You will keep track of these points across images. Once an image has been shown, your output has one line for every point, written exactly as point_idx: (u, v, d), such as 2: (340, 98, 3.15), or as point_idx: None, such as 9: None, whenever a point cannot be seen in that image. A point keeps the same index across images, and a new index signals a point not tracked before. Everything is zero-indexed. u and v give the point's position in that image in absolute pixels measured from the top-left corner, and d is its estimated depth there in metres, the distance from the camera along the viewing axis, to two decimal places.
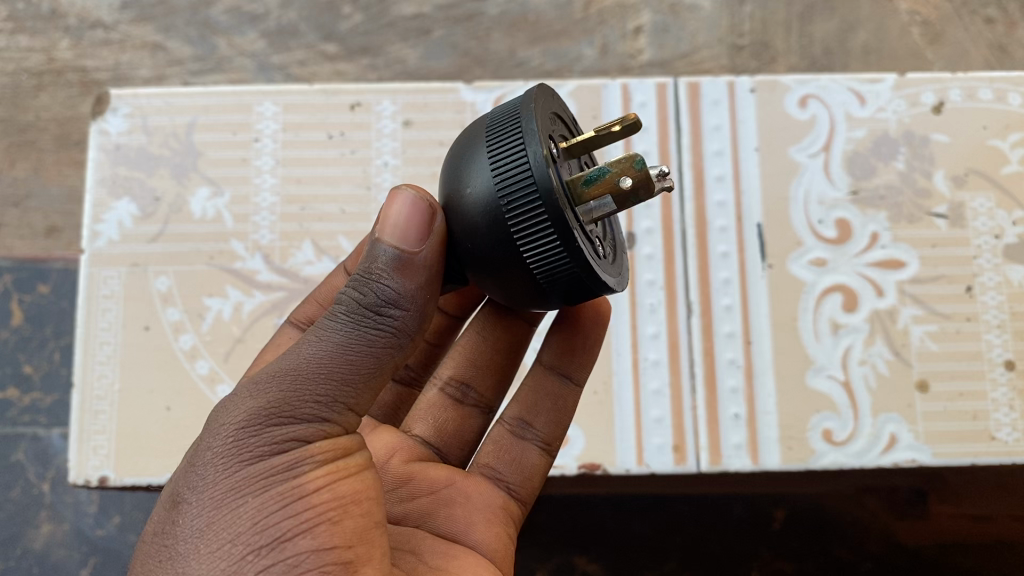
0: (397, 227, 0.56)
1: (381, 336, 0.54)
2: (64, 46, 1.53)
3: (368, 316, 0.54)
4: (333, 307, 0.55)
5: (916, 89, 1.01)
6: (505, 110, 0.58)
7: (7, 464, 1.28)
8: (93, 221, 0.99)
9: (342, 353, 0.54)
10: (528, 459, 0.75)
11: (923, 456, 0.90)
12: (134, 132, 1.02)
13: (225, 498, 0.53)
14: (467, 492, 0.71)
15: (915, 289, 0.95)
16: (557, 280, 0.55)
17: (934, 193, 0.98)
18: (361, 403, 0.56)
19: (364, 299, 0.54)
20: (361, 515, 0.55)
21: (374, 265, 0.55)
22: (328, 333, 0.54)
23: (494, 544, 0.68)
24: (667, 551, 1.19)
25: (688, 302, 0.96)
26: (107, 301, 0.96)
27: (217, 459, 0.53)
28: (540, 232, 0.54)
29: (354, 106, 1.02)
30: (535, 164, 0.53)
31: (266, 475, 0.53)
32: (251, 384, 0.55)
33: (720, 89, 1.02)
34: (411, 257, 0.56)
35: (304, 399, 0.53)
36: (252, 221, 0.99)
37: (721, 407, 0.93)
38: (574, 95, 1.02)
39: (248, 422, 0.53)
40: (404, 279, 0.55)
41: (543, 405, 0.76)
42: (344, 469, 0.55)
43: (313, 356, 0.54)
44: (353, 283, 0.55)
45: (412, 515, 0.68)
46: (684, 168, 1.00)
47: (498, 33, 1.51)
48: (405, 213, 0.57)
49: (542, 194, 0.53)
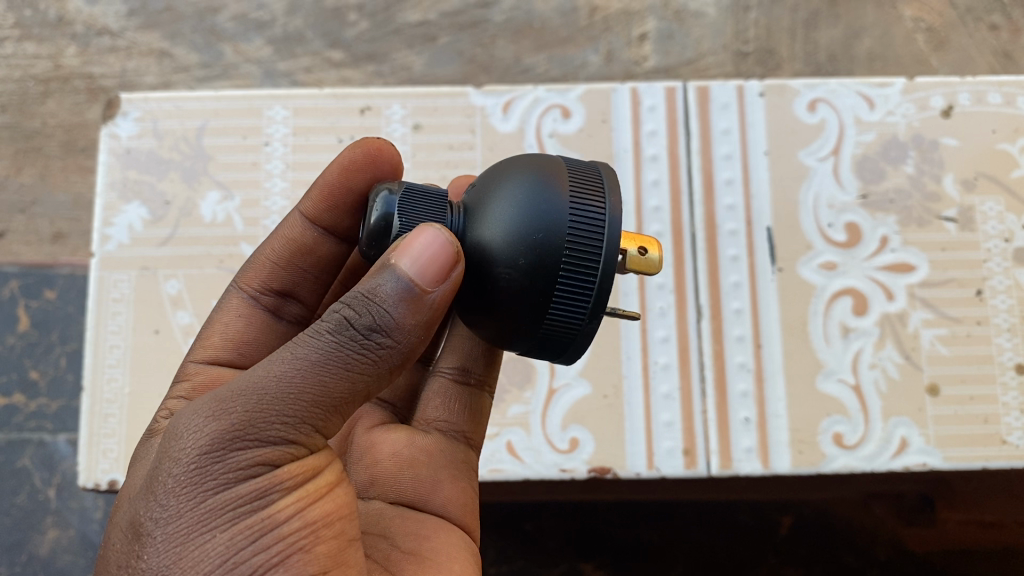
0: (417, 258, 0.55)
1: (362, 359, 0.54)
2: (71, 53, 1.53)
3: (356, 340, 0.53)
4: (325, 324, 0.54)
5: (925, 93, 1.02)
6: (585, 190, 0.58)
7: (13, 470, 1.28)
8: (104, 225, 0.99)
9: (317, 375, 0.53)
10: (475, 402, 0.75)
11: (935, 461, 0.90)
12: (144, 135, 1.02)
13: (193, 532, 0.52)
14: (429, 451, 0.71)
15: (926, 292, 0.95)
16: (543, 348, 0.59)
17: (944, 197, 0.98)
18: (330, 425, 0.55)
19: (358, 321, 0.53)
20: (333, 538, 0.55)
21: (376, 288, 0.54)
22: (306, 354, 0.53)
23: (460, 500, 0.69)
24: (673, 559, 1.19)
25: (698, 305, 0.96)
26: (117, 304, 0.96)
27: (179, 489, 0.52)
28: (571, 318, 0.57)
29: (363, 110, 1.02)
30: (597, 298, 0.56)
31: (233, 506, 0.53)
32: (212, 404, 0.53)
33: (729, 93, 1.02)
34: (421, 293, 0.54)
35: (270, 422, 0.53)
36: (263, 224, 0.99)
37: (732, 410, 0.93)
38: (583, 99, 1.02)
39: (211, 449, 0.52)
40: (401, 306, 0.54)
41: (477, 348, 0.75)
42: (313, 492, 0.55)
43: (287, 380, 0.53)
44: (350, 301, 0.54)
45: (376, 482, 0.69)
46: (693, 172, 1.00)
47: (503, 39, 1.52)
48: (430, 249, 0.55)
49: (596, 300, 0.56)
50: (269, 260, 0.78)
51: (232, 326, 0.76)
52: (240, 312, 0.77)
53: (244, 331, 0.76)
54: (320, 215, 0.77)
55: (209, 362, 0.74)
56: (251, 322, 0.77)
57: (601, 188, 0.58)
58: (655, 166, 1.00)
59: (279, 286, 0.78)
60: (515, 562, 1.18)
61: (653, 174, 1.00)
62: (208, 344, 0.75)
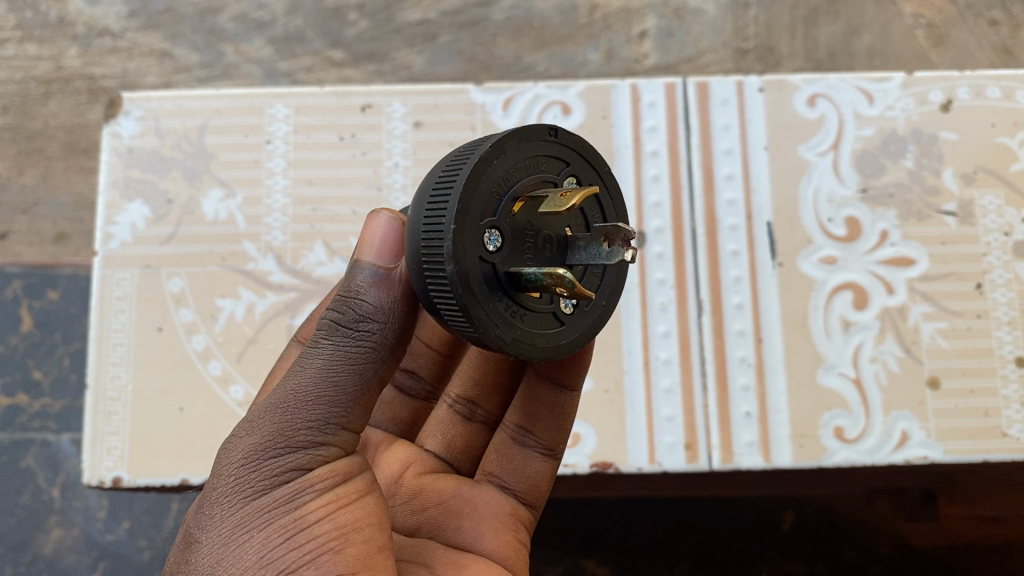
0: (372, 246, 0.57)
1: (363, 351, 0.55)
2: (73, 54, 1.54)
3: (350, 336, 0.55)
4: (318, 333, 0.56)
5: (924, 88, 1.02)
6: (459, 161, 0.55)
7: (18, 469, 1.29)
8: (106, 224, 0.99)
9: (327, 375, 0.54)
10: (531, 466, 0.74)
11: (935, 454, 0.91)
12: (146, 134, 1.02)
13: (232, 534, 0.53)
14: (475, 501, 0.70)
15: (925, 286, 0.95)
16: (466, 335, 0.55)
17: (944, 191, 0.98)
18: (353, 424, 0.56)
19: (343, 317, 0.55)
20: (363, 541, 0.54)
21: (353, 283, 0.56)
22: (312, 359, 0.55)
23: (505, 550, 0.68)
24: (677, 553, 1.20)
25: (698, 300, 0.96)
26: (120, 302, 0.97)
27: (220, 498, 0.53)
28: (442, 295, 0.53)
29: (364, 108, 1.02)
30: (448, 266, 0.52)
31: (268, 510, 0.53)
32: (247, 420, 0.55)
33: (729, 89, 1.02)
34: (387, 272, 0.56)
35: (297, 427, 0.54)
36: (264, 222, 0.99)
37: (732, 405, 0.93)
38: (584, 95, 1.02)
39: (246, 458, 0.54)
40: (381, 293, 0.55)
41: (541, 415, 0.73)
42: (344, 497, 0.55)
43: (302, 384, 0.54)
44: (334, 303, 0.56)
45: (422, 526, 0.69)
46: (693, 167, 1.00)
47: (504, 38, 1.52)
48: (382, 234, 0.58)
49: (448, 269, 0.52)
50: None
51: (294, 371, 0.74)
52: None
53: None
54: None
55: None
56: None
57: (477, 151, 0.54)
58: (655, 161, 1.00)
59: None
60: None
61: (653, 170, 1.00)
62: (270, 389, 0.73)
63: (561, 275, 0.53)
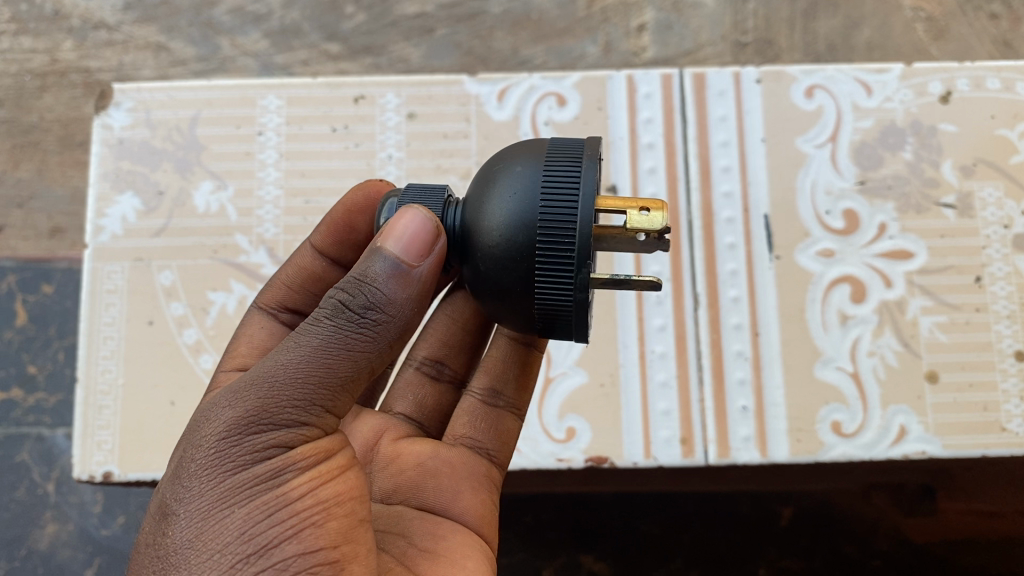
0: (401, 238, 0.56)
1: (361, 339, 0.54)
2: (68, 46, 1.52)
3: (353, 321, 0.54)
4: (321, 312, 0.55)
5: (923, 79, 1.01)
6: (562, 165, 0.57)
7: (13, 464, 1.28)
8: (97, 216, 0.98)
9: (322, 359, 0.53)
10: (503, 424, 0.76)
11: (934, 448, 0.90)
12: (137, 125, 1.01)
13: (212, 509, 0.52)
14: (450, 463, 0.71)
15: (924, 279, 0.94)
16: (552, 323, 0.57)
17: (942, 183, 0.97)
18: (339, 405, 0.56)
19: (352, 301, 0.54)
20: (344, 515, 0.54)
21: (367, 269, 0.55)
22: (307, 339, 0.54)
23: (479, 511, 0.69)
24: (671, 550, 1.19)
25: (695, 293, 0.95)
26: (111, 295, 0.96)
27: (200, 471, 0.53)
28: (560, 287, 0.55)
29: (357, 99, 1.01)
30: (580, 262, 0.54)
31: (249, 485, 0.53)
32: (229, 393, 0.55)
33: (726, 80, 1.01)
34: (407, 269, 0.56)
35: (282, 405, 0.53)
36: (256, 214, 0.98)
37: (729, 399, 0.92)
38: (579, 87, 1.01)
39: (229, 432, 0.53)
40: (395, 286, 0.55)
41: (511, 372, 0.77)
42: (326, 473, 0.55)
43: (293, 364, 0.54)
44: (343, 285, 0.55)
45: (399, 490, 0.69)
46: (690, 159, 0.99)
47: (501, 31, 1.51)
48: (412, 229, 0.57)
49: (579, 263, 0.54)
50: (284, 283, 0.78)
51: (257, 337, 0.75)
52: (263, 324, 0.77)
53: (269, 340, 0.76)
54: (328, 247, 0.78)
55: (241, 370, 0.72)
56: (274, 333, 0.76)
57: (579, 162, 0.58)
58: (652, 153, 0.99)
59: (301, 306, 0.79)
60: (515, 555, 1.19)
61: (650, 162, 0.99)
62: (235, 355, 0.74)
63: (651, 280, 0.59)
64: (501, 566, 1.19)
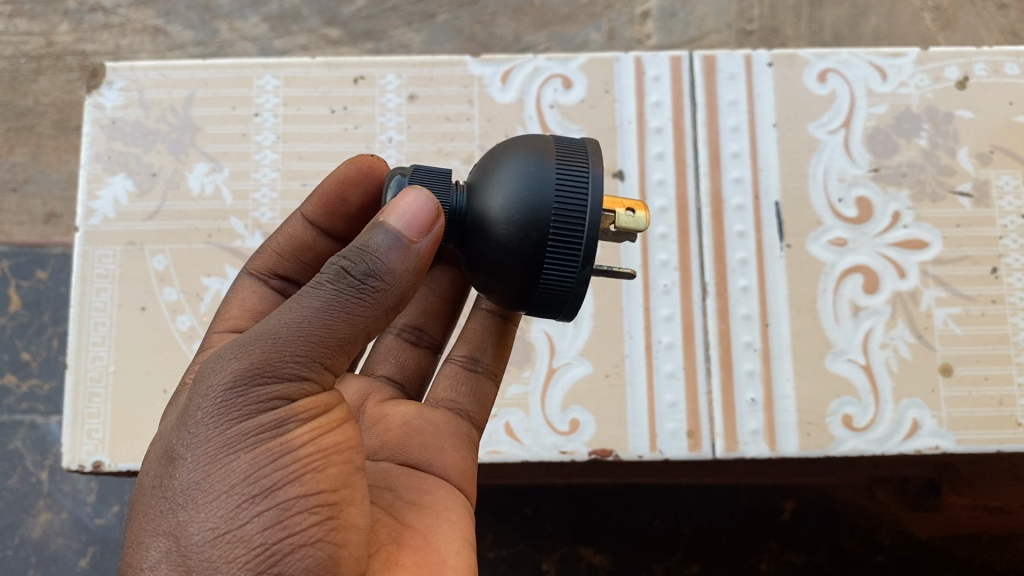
0: (403, 216, 0.54)
1: (363, 303, 0.52)
2: (64, 29, 1.49)
3: (354, 287, 0.52)
4: (322, 276, 0.52)
5: (940, 63, 0.98)
6: (569, 157, 0.57)
7: (5, 452, 1.26)
8: (88, 198, 0.95)
9: (323, 320, 0.51)
10: (482, 388, 0.74)
11: (947, 443, 0.87)
12: (130, 105, 0.98)
13: (218, 454, 0.51)
14: (434, 421, 0.69)
15: (938, 270, 0.92)
16: (547, 305, 0.57)
17: (958, 171, 0.95)
18: (339, 363, 0.54)
19: (352, 270, 0.52)
20: (343, 462, 0.53)
21: (369, 240, 0.53)
22: (310, 299, 0.52)
23: (463, 468, 0.68)
24: (675, 543, 1.19)
25: (703, 282, 0.92)
26: (102, 280, 0.93)
27: (206, 418, 0.51)
28: (564, 274, 0.55)
29: (357, 79, 0.98)
30: (585, 257, 0.55)
31: (253, 434, 0.51)
32: (235, 344, 0.52)
33: (736, 63, 0.98)
34: (409, 244, 0.53)
35: (285, 359, 0.51)
36: (252, 198, 0.95)
37: (737, 391, 0.90)
38: (585, 69, 0.98)
39: (234, 382, 0.51)
40: (396, 256, 0.53)
41: (488, 341, 0.75)
42: (327, 424, 0.54)
43: (296, 318, 0.51)
44: (345, 252, 0.53)
45: (385, 447, 0.68)
46: (699, 145, 0.96)
47: (503, 17, 1.48)
48: (413, 205, 0.54)
49: (584, 256, 0.55)
50: (275, 250, 0.76)
51: (249, 301, 0.74)
52: (254, 290, 0.75)
53: (260, 305, 0.74)
54: (319, 219, 0.75)
55: (232, 332, 0.72)
56: (266, 298, 0.75)
57: (581, 154, 0.57)
58: (660, 138, 0.96)
59: (292, 273, 0.76)
60: (513, 547, 1.18)
61: (658, 147, 0.96)
62: (227, 317, 0.73)
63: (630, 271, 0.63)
64: (499, 557, 1.18)
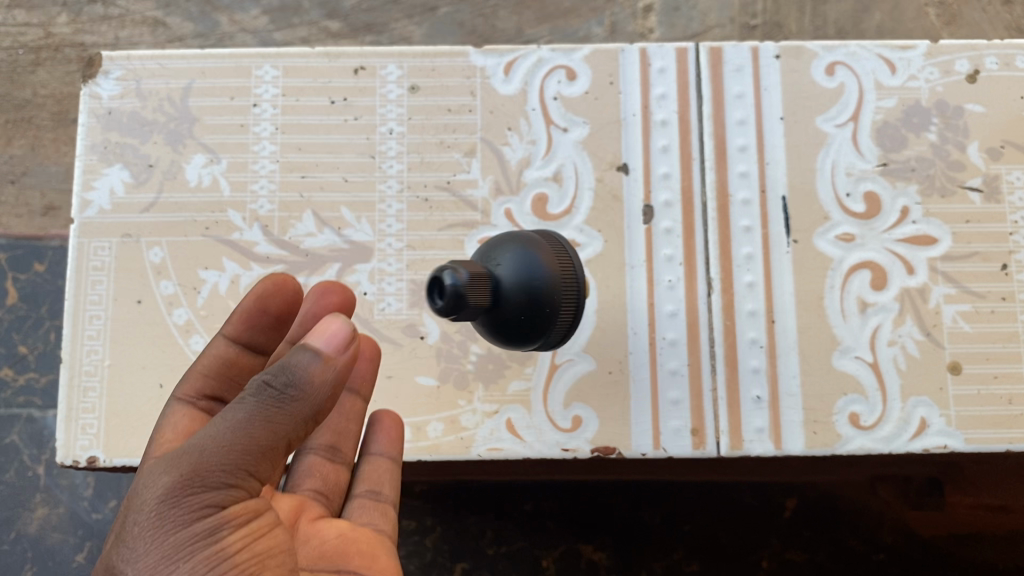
0: (326, 333, 0.62)
1: (283, 416, 0.60)
2: (62, 21, 1.47)
3: (276, 402, 0.59)
4: (247, 393, 0.60)
5: (949, 57, 0.96)
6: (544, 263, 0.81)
7: (2, 446, 1.26)
8: (83, 189, 0.94)
9: (248, 435, 0.59)
10: (391, 509, 0.78)
11: (956, 442, 0.86)
12: (126, 95, 0.96)
13: (159, 565, 0.58)
14: (363, 533, 0.74)
15: (948, 266, 0.90)
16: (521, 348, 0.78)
17: (968, 166, 0.93)
18: (266, 472, 0.61)
19: (273, 385, 0.60)
20: (275, 565, 0.61)
21: (289, 360, 0.60)
22: (235, 418, 0.59)
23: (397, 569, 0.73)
24: (674, 542, 1.23)
25: (708, 278, 0.91)
26: (98, 273, 0.92)
27: (144, 533, 0.59)
28: None
29: (357, 70, 0.97)
30: None
31: (189, 543, 0.58)
32: (167, 462, 0.60)
33: (743, 54, 0.96)
34: (326, 360, 0.61)
35: (214, 471, 0.59)
36: (250, 190, 0.94)
37: (743, 388, 0.88)
38: (589, 60, 0.96)
39: (168, 498, 0.59)
40: (313, 372, 0.61)
41: (389, 468, 0.80)
42: (257, 528, 0.61)
43: (222, 432, 0.59)
44: (267, 372, 0.60)
45: (325, 558, 0.70)
46: (705, 137, 0.95)
47: (505, 10, 1.47)
48: (329, 324, 0.62)
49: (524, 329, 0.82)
50: (201, 370, 0.78)
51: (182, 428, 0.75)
52: (185, 416, 0.76)
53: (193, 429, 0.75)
54: (242, 334, 0.80)
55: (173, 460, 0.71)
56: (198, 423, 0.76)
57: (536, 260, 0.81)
58: (665, 131, 0.95)
59: (217, 394, 0.79)
60: (515, 544, 1.23)
61: (663, 140, 0.95)
62: (162, 443, 0.73)
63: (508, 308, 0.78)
64: (502, 553, 1.23)
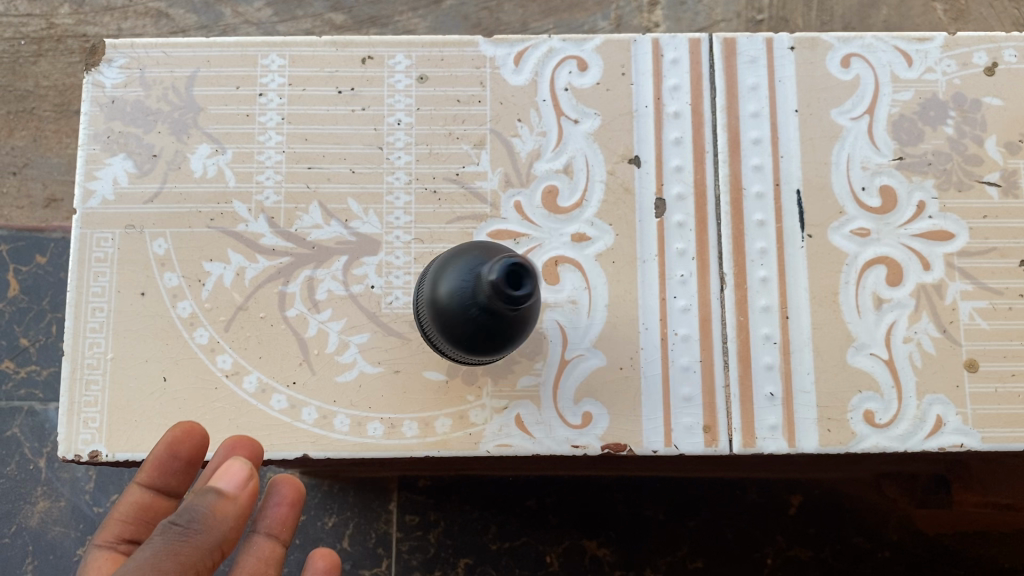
0: (223, 475, 0.68)
1: (188, 543, 0.64)
2: (65, 11, 1.46)
3: (180, 532, 0.64)
4: (149, 537, 0.64)
5: (967, 49, 0.95)
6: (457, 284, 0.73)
7: (3, 438, 1.25)
8: (86, 179, 0.92)
9: (156, 563, 0.62)
10: None
11: (972, 441, 0.85)
12: (130, 84, 0.95)
13: None
14: None
15: (964, 262, 0.89)
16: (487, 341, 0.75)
17: (985, 161, 0.92)
18: None
19: (175, 521, 0.65)
20: None
21: (187, 505, 0.66)
22: (141, 555, 0.63)
23: None
24: (678, 539, 1.22)
25: (721, 273, 0.89)
26: (101, 264, 0.90)
27: None
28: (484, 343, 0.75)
29: (365, 59, 0.95)
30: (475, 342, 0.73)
31: None
32: None
33: (757, 45, 0.95)
34: (224, 496, 0.67)
35: None
36: (256, 181, 0.92)
37: (756, 385, 0.87)
38: (600, 50, 0.95)
39: None
40: (212, 506, 0.66)
41: None
42: None
43: (130, 566, 0.62)
44: (169, 517, 0.66)
45: None
46: (718, 130, 0.93)
47: (510, 3, 1.45)
48: (224, 468, 0.69)
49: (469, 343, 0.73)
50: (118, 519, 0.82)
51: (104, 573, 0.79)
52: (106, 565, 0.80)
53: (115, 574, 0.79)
54: (155, 482, 0.82)
55: None
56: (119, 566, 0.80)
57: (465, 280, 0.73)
58: (678, 123, 0.93)
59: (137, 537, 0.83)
60: (517, 540, 1.21)
61: (676, 132, 0.93)
62: None
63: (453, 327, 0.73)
64: (504, 549, 1.21)
